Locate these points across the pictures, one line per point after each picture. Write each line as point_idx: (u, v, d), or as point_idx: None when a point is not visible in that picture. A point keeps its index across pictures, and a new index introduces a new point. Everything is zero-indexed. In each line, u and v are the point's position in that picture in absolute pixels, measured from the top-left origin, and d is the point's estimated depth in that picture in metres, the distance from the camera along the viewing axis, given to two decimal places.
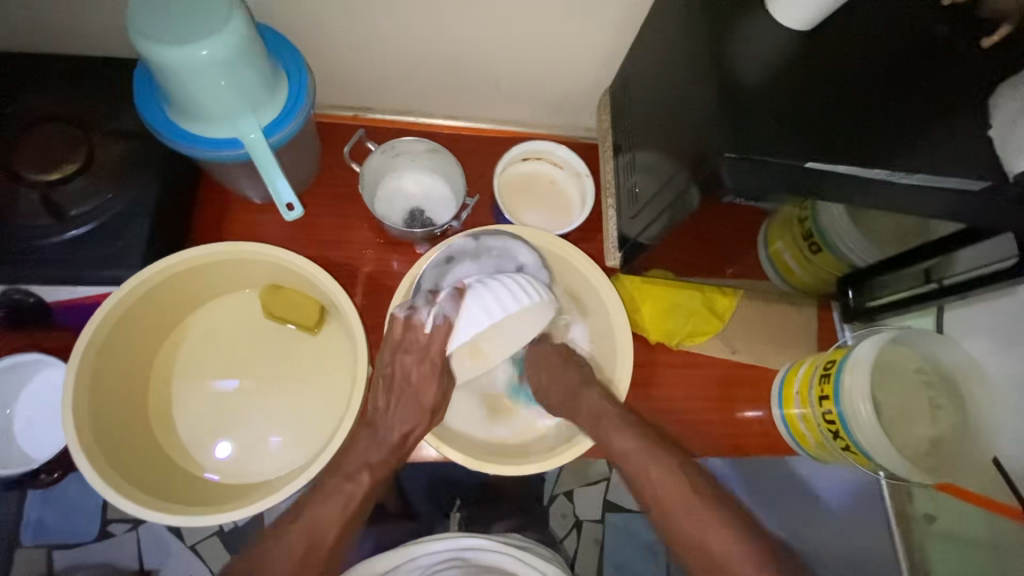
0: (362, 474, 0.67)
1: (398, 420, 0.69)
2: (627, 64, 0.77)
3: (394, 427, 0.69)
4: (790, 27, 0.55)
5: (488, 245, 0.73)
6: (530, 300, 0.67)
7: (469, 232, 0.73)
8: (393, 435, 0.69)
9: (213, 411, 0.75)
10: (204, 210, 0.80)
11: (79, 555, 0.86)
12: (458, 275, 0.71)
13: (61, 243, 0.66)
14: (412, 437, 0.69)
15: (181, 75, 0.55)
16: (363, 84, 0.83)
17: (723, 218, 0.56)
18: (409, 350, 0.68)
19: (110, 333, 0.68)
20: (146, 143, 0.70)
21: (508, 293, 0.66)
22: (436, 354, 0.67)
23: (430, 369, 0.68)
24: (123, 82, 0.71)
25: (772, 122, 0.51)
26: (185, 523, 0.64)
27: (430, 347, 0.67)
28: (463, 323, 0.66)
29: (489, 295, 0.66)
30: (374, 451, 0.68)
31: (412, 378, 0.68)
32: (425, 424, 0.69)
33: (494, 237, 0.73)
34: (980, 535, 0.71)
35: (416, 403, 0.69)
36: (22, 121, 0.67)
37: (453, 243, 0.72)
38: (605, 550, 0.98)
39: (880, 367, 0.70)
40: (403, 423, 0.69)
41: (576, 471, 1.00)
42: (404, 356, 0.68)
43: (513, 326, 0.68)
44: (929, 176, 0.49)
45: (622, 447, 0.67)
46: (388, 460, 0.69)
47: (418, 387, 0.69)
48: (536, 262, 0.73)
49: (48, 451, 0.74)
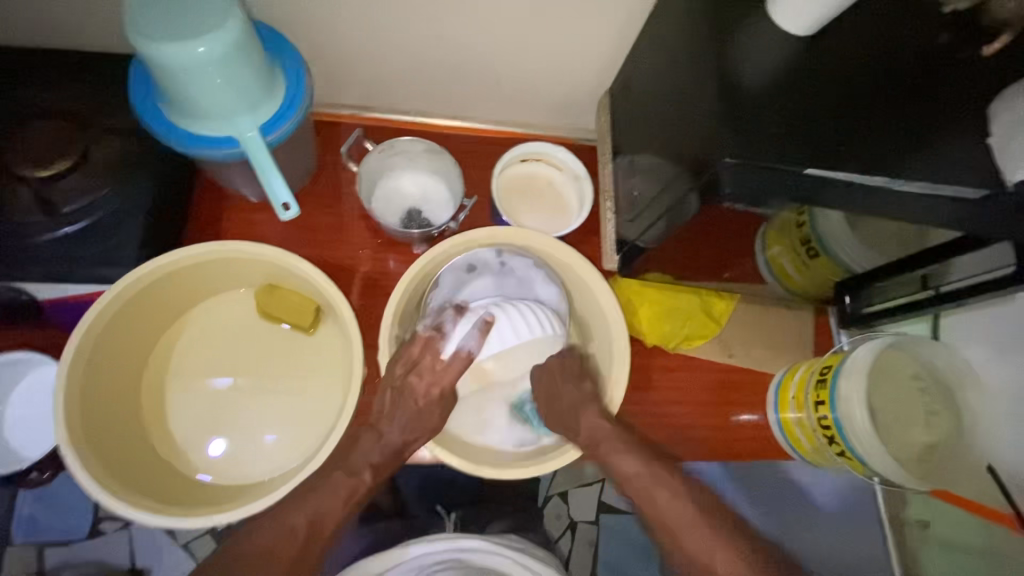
0: (366, 472, 0.69)
1: (402, 433, 0.70)
2: (627, 66, 0.76)
3: (397, 434, 0.70)
4: (792, 32, 0.55)
5: (512, 262, 0.77)
6: (542, 332, 0.73)
7: (495, 246, 0.77)
8: (395, 441, 0.70)
9: (206, 411, 0.75)
10: (199, 208, 0.79)
11: (70, 553, 0.85)
12: (477, 287, 0.76)
13: (54, 240, 0.65)
14: (412, 447, 0.71)
15: (178, 73, 0.55)
16: (362, 83, 0.82)
17: (721, 222, 0.56)
18: (420, 371, 0.71)
19: (103, 332, 0.67)
20: (141, 140, 0.69)
21: (523, 323, 0.73)
22: (448, 379, 0.71)
23: (438, 395, 0.71)
24: (118, 78, 0.70)
25: (772, 128, 0.51)
26: (177, 525, 0.63)
27: (440, 373, 0.71)
28: (483, 350, 0.73)
29: (506, 325, 0.72)
30: (377, 452, 0.70)
31: (420, 400, 0.71)
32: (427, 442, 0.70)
33: (522, 257, 0.77)
34: (974, 541, 0.71)
35: (417, 418, 0.70)
36: (15, 117, 0.66)
37: (479, 254, 0.76)
38: (599, 551, 0.97)
39: (877, 373, 0.70)
40: (403, 438, 0.70)
41: (570, 472, 0.99)
42: (413, 380, 0.70)
43: (523, 353, 0.74)
44: (928, 184, 0.48)
45: (627, 470, 0.69)
46: (389, 463, 0.70)
47: (424, 403, 0.71)
48: (555, 296, 0.77)
49: (39, 449, 0.73)
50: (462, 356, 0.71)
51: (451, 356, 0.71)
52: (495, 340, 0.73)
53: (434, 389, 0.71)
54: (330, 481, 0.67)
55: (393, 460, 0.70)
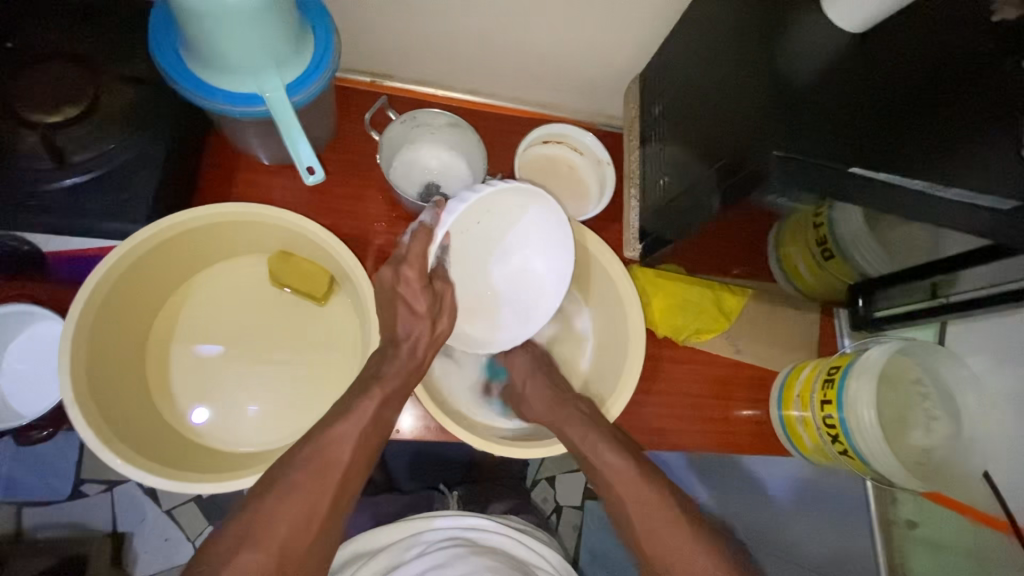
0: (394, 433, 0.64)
1: (401, 327, 0.66)
2: (662, 53, 0.75)
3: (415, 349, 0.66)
4: (845, 29, 0.55)
5: (490, 203, 0.68)
6: (541, 245, 0.73)
7: (513, 215, 0.72)
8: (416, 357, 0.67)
9: (209, 375, 0.73)
10: (210, 167, 0.76)
11: (48, 513, 0.97)
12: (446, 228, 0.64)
13: (61, 191, 0.63)
14: (421, 348, 0.68)
15: (206, 21, 0.52)
16: (386, 50, 0.80)
17: (756, 221, 0.56)
18: (392, 263, 0.66)
19: (110, 292, 0.65)
20: (158, 92, 0.66)
21: (518, 235, 0.73)
22: (418, 261, 0.64)
23: (416, 276, 0.64)
24: (135, 25, 0.67)
25: (818, 124, 0.50)
26: (183, 489, 0.62)
27: (410, 256, 0.64)
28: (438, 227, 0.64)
29: (490, 210, 0.69)
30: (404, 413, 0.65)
31: (409, 293, 0.65)
32: (429, 332, 0.68)
33: (507, 203, 0.70)
34: (961, 543, 0.73)
35: (412, 311, 0.66)
36: (22, 58, 0.63)
37: (483, 203, 0.68)
38: (583, 536, 1.09)
39: (884, 376, 0.71)
40: (411, 330, 0.67)
41: (560, 458, 1.10)
42: (384, 272, 0.66)
43: (517, 261, 0.74)
44: (967, 193, 0.48)
45: (614, 463, 0.66)
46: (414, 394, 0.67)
47: (412, 293, 0.65)
48: (551, 266, 0.73)
49: (36, 410, 0.77)
50: (428, 242, 0.64)
51: (434, 258, 0.67)
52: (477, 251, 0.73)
53: (418, 274, 0.64)
54: (359, 411, 0.62)
55: (408, 364, 0.66)
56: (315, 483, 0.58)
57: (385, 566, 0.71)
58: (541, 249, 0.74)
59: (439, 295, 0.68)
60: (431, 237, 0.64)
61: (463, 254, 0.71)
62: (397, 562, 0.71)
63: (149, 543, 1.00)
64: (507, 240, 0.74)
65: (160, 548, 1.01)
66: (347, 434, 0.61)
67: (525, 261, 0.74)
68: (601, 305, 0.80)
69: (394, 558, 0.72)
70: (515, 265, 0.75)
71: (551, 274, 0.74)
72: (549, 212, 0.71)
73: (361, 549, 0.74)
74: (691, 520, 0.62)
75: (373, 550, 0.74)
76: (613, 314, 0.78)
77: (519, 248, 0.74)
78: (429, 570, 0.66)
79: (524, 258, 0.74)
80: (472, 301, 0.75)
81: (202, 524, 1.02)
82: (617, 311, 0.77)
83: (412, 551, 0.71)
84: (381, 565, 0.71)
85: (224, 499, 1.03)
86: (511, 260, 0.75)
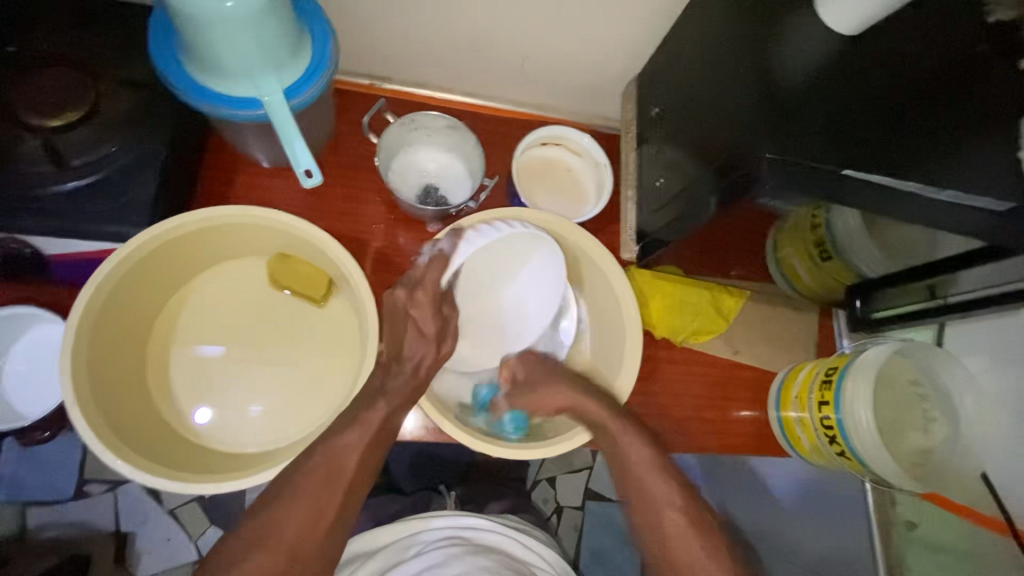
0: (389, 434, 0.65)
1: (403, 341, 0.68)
2: (660, 54, 0.75)
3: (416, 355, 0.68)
4: (841, 31, 0.55)
5: (509, 237, 0.73)
6: (539, 284, 0.77)
7: (521, 253, 0.76)
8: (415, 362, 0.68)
9: (209, 376, 0.74)
10: (210, 170, 0.77)
11: (52, 513, 0.98)
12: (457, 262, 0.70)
13: (62, 193, 0.64)
14: (424, 368, 0.69)
15: (204, 25, 0.52)
16: (385, 53, 0.80)
17: (745, 224, 0.57)
18: (406, 284, 0.69)
19: (110, 295, 0.66)
20: (158, 96, 0.67)
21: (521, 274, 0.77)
22: (431, 285, 0.68)
23: (425, 299, 0.68)
24: (135, 30, 0.67)
25: (813, 126, 0.50)
26: (183, 490, 0.63)
27: (425, 281, 0.68)
28: (455, 257, 0.70)
29: (505, 244, 0.74)
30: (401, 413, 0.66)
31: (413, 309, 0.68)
32: (431, 356, 0.69)
33: (522, 240, 0.75)
34: (960, 544, 0.73)
35: (418, 329, 0.68)
36: (24, 63, 0.63)
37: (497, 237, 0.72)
38: (584, 536, 1.09)
39: (882, 377, 0.71)
40: (415, 350, 0.68)
41: (560, 459, 1.10)
42: (397, 292, 0.69)
43: (514, 297, 0.78)
44: (962, 194, 0.48)
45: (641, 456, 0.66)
46: (411, 395, 0.67)
47: (423, 317, 0.68)
48: (543, 304, 0.78)
49: (38, 410, 0.78)
50: (443, 270, 0.69)
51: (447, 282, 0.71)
52: (479, 279, 0.77)
53: (431, 297, 0.68)
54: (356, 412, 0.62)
55: (410, 375, 0.67)
56: (312, 485, 0.58)
57: (383, 566, 0.72)
58: (539, 286, 0.77)
59: (445, 318, 0.71)
60: (447, 264, 0.69)
61: (471, 275, 0.76)
62: (395, 561, 0.72)
63: (152, 542, 1.01)
64: (513, 272, 0.77)
65: (162, 547, 1.01)
66: (349, 439, 0.61)
67: (520, 297, 0.77)
68: (598, 307, 0.80)
69: (391, 558, 0.72)
70: (511, 301, 0.78)
71: (542, 310, 0.78)
72: (553, 254, 0.76)
73: (360, 549, 0.75)
74: (689, 523, 0.63)
75: (371, 550, 0.75)
76: (610, 316, 0.78)
77: (521, 283, 0.77)
78: (425, 570, 0.66)
79: (520, 292, 0.77)
80: (472, 319, 0.78)
81: (204, 523, 1.02)
82: (614, 313, 0.77)
83: (411, 550, 0.72)
84: (378, 565, 0.72)
85: (225, 499, 1.04)
86: (511, 291, 0.77)
